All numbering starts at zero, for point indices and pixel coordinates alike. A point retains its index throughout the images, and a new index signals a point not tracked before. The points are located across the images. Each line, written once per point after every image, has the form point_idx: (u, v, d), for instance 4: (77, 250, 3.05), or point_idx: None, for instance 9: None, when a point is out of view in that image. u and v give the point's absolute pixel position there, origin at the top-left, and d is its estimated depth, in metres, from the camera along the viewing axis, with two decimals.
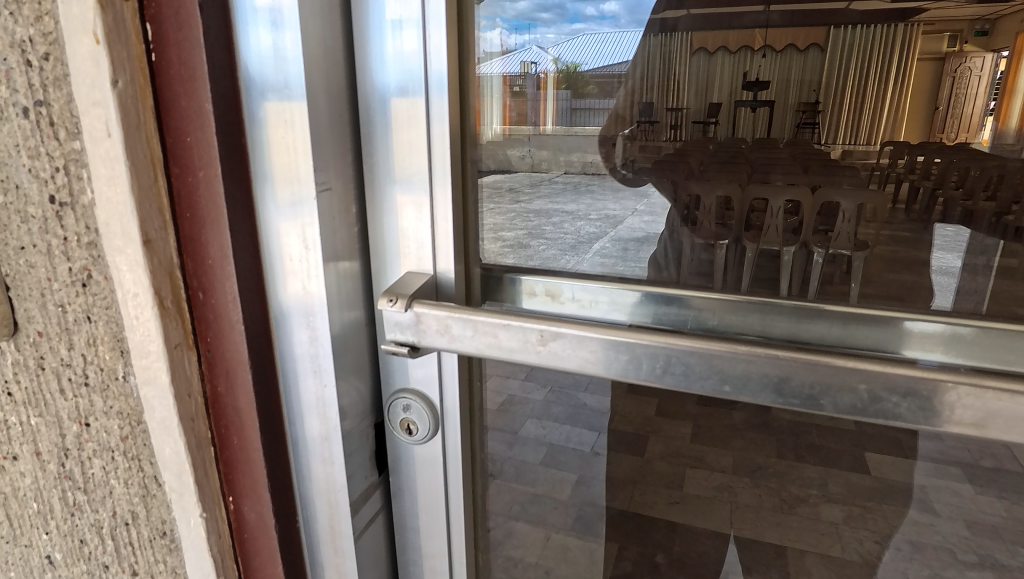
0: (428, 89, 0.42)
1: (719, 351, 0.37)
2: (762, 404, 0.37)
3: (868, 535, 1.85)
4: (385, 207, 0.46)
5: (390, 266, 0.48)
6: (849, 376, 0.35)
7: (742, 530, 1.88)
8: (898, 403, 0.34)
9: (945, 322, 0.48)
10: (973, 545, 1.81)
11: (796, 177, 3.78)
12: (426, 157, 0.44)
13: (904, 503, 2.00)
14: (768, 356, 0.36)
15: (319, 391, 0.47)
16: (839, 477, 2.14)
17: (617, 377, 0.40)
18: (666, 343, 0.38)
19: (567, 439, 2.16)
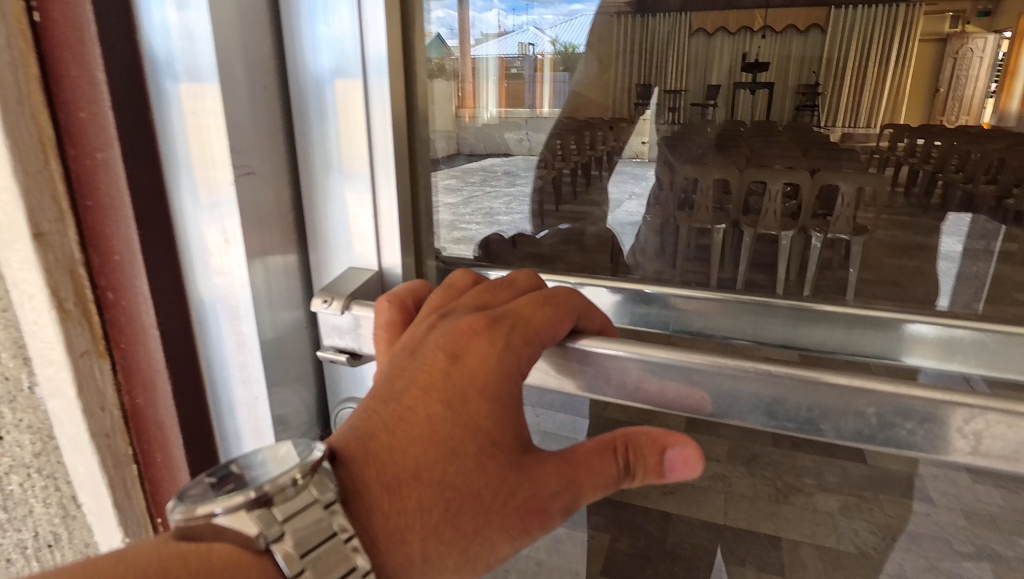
0: (368, 71, 0.45)
1: (698, 363, 0.41)
2: (757, 425, 0.40)
3: (862, 525, 2.03)
4: (326, 194, 0.49)
5: (333, 258, 0.51)
6: (860, 396, 0.37)
7: (735, 519, 2.07)
8: (912, 430, 0.36)
9: (925, 326, 0.55)
10: (968, 535, 1.99)
11: (794, 161, 3.74)
12: (365, 140, 0.47)
13: (899, 492, 2.13)
14: (765, 374, 0.39)
15: (248, 396, 0.46)
16: (833, 466, 2.27)
17: (594, 391, 0.45)
18: (626, 351, 0.43)
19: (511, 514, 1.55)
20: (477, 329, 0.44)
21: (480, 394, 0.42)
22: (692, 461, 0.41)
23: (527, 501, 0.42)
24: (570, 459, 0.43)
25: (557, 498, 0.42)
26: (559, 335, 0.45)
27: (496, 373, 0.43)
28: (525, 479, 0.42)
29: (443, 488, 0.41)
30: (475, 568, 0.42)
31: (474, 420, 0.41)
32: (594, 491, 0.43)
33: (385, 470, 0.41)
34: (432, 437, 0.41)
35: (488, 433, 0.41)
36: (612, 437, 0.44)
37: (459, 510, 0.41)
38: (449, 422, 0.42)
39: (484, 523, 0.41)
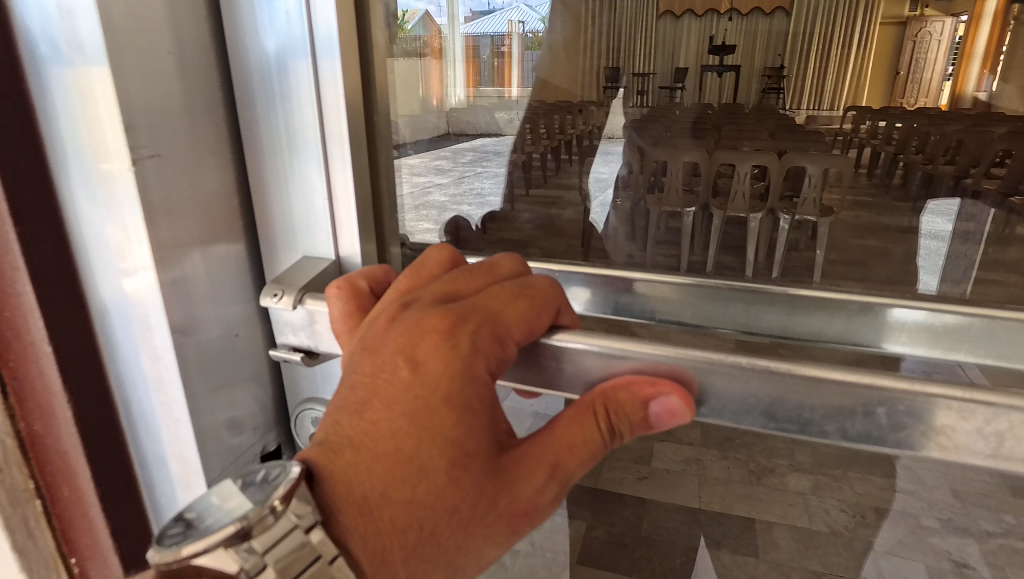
0: (318, 52, 0.45)
1: (685, 361, 0.39)
2: (753, 428, 0.39)
3: (835, 505, 2.13)
4: (280, 176, 0.49)
5: (286, 244, 0.51)
6: (864, 396, 0.36)
7: (711, 503, 2.14)
8: (919, 431, 0.35)
9: (914, 312, 0.53)
10: (937, 512, 2.11)
11: (762, 142, 3.76)
12: (317, 122, 0.47)
13: (869, 469, 2.30)
14: (760, 374, 0.37)
15: (170, 406, 0.45)
16: (805, 446, 2.40)
17: (564, 390, 0.43)
18: (599, 345, 0.41)
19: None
20: (438, 328, 0.39)
21: (449, 400, 0.37)
22: (680, 407, 0.37)
23: (513, 509, 0.38)
24: (549, 446, 0.39)
25: (547, 496, 0.39)
26: (537, 325, 0.42)
27: (464, 376, 0.38)
28: (507, 486, 0.38)
29: (414, 507, 0.37)
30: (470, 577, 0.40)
31: (441, 436, 0.37)
32: (584, 469, 0.40)
33: (353, 492, 0.37)
34: (397, 454, 0.37)
35: (461, 447, 0.37)
36: (587, 400, 0.39)
37: (439, 529, 0.37)
38: (416, 434, 0.37)
39: (467, 536, 0.38)
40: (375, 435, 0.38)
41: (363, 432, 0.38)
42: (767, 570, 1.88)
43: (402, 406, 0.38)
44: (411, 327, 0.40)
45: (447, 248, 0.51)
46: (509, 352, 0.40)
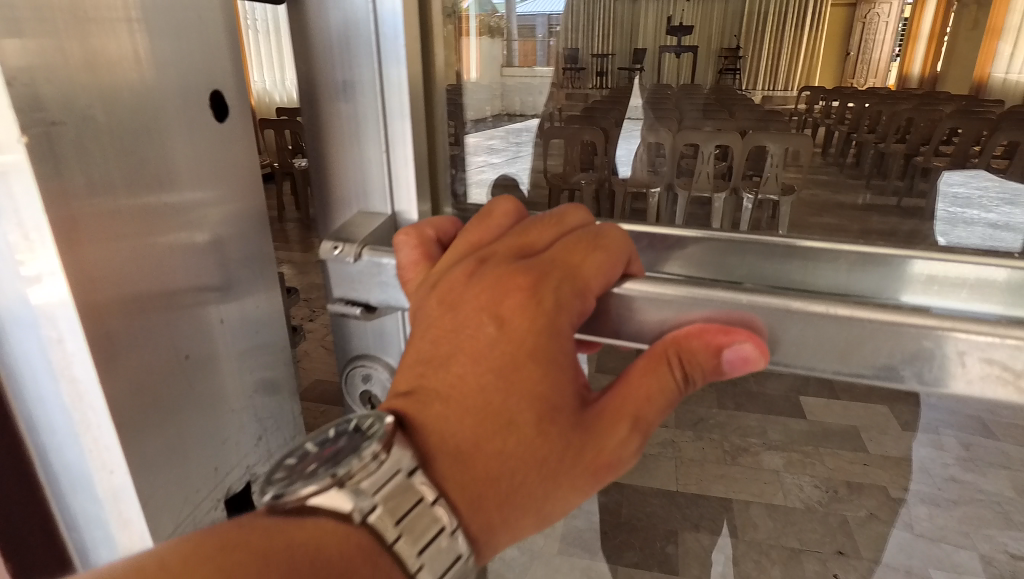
0: (384, 31, 0.62)
1: (757, 309, 0.47)
2: (829, 371, 0.47)
3: (807, 480, 2.18)
4: (354, 129, 0.66)
5: (359, 185, 0.68)
6: (933, 337, 0.43)
7: (688, 485, 2.14)
8: (991, 373, 0.42)
9: (944, 263, 0.58)
10: (905, 482, 2.19)
11: (724, 122, 3.77)
12: (380, 86, 0.64)
13: (838, 444, 2.39)
14: (841, 321, 0.45)
15: (84, 396, 0.50)
16: (776, 424, 2.49)
17: (630, 339, 0.51)
18: (662, 291, 0.49)
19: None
20: (523, 284, 0.46)
21: (532, 351, 0.43)
22: (754, 355, 0.44)
23: (602, 460, 0.43)
24: (631, 397, 0.43)
25: (629, 446, 0.43)
26: (608, 278, 0.49)
27: (544, 328, 0.44)
28: (596, 437, 0.42)
29: (504, 458, 0.41)
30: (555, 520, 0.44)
31: (537, 387, 0.42)
32: (662, 419, 0.45)
33: (460, 440, 0.42)
34: (485, 406, 0.42)
35: (555, 398, 0.43)
36: (658, 352, 0.45)
37: (537, 476, 0.42)
38: (505, 384, 0.43)
39: (554, 486, 0.42)
40: (469, 384, 0.43)
41: (458, 381, 0.44)
42: (747, 549, 1.89)
43: (491, 358, 0.43)
44: (499, 286, 0.46)
45: (511, 200, 0.57)
46: (586, 306, 0.48)
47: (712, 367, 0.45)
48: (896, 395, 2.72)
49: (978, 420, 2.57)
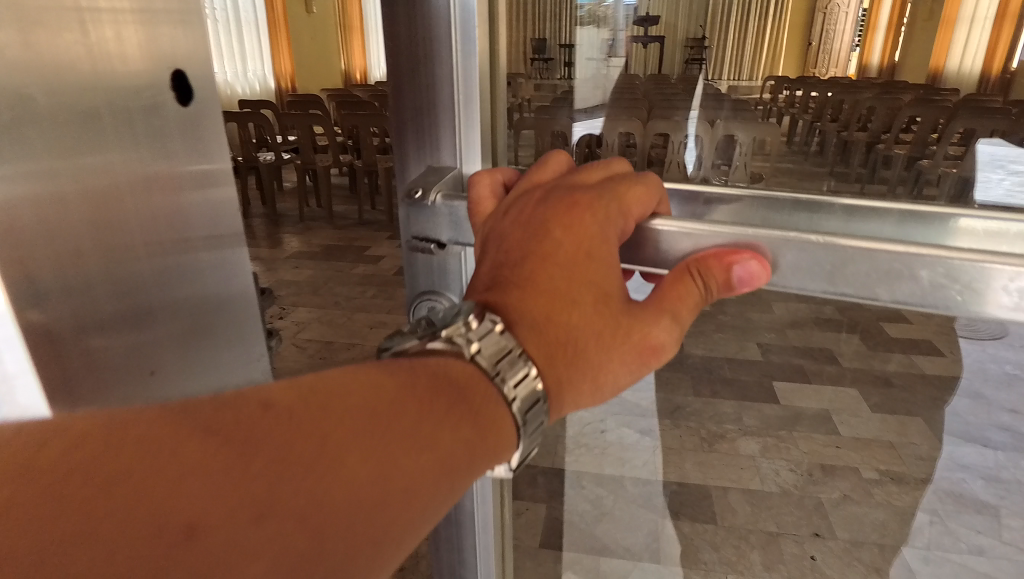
0: (463, 14, 0.67)
1: (762, 237, 0.57)
2: (815, 290, 0.58)
3: (783, 464, 2.21)
4: (432, 108, 0.70)
5: (435, 162, 0.72)
6: (911, 262, 0.53)
7: (667, 474, 2.16)
8: (952, 289, 0.52)
9: (984, 219, 0.58)
10: (877, 464, 2.23)
11: (693, 111, 3.78)
12: (456, 65, 0.68)
13: (811, 427, 2.43)
14: (828, 247, 0.55)
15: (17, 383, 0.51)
16: (751, 410, 2.54)
17: (655, 267, 0.61)
18: (688, 226, 0.59)
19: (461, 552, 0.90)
20: (586, 201, 0.57)
21: (594, 249, 0.55)
22: (757, 271, 0.56)
23: (647, 341, 0.54)
24: (669, 296, 0.55)
25: (665, 332, 0.54)
26: (649, 206, 0.61)
27: (604, 234, 0.56)
28: (640, 323, 0.53)
29: (573, 330, 0.52)
30: (602, 392, 0.54)
31: (598, 279, 0.54)
32: (692, 320, 0.56)
33: (539, 317, 0.51)
34: (559, 288, 0.52)
35: (611, 290, 0.54)
36: (687, 264, 0.57)
37: (598, 350, 0.52)
38: (575, 270, 0.53)
39: (607, 358, 0.53)
40: (544, 270, 0.54)
41: (536, 268, 0.54)
42: (726, 535, 1.91)
43: (563, 252, 0.54)
44: (564, 205, 0.57)
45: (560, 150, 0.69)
46: (628, 228, 0.59)
47: (729, 277, 0.57)
48: (865, 378, 2.79)
49: (943, 401, 2.65)
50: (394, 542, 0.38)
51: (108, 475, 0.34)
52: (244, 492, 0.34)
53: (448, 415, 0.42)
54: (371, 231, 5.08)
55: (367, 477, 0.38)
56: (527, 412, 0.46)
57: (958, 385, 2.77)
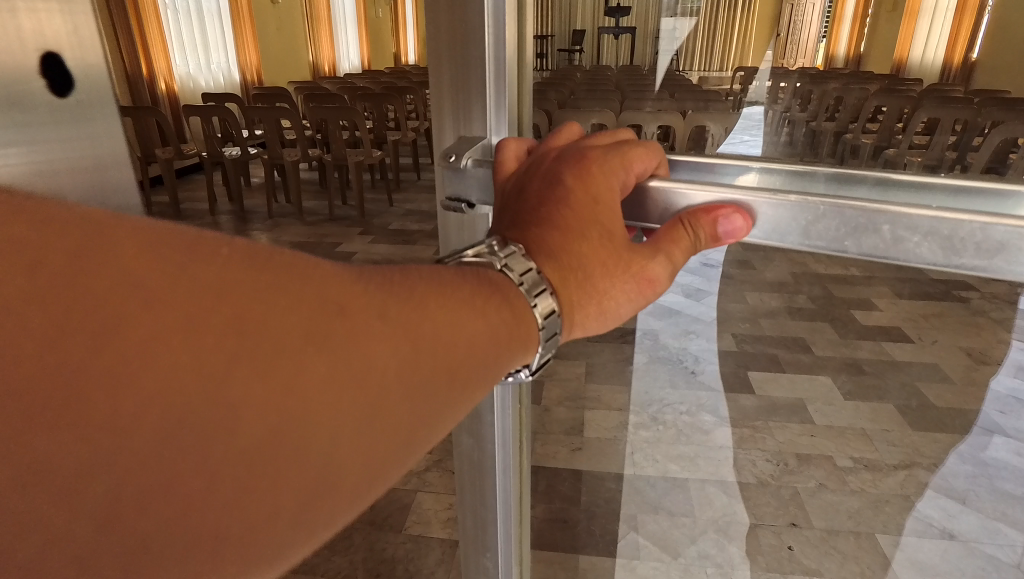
0: None
1: (753, 197, 0.59)
2: (793, 244, 0.59)
3: (759, 455, 2.22)
4: (465, 83, 0.72)
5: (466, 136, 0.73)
6: (876, 217, 0.55)
7: (645, 468, 2.14)
8: (918, 242, 0.54)
9: None
10: (850, 452, 2.25)
11: (665, 103, 3.78)
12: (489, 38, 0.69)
13: (786, 417, 2.45)
14: (799, 202, 0.57)
15: None
16: (727, 400, 2.54)
17: (646, 221, 0.62)
18: (681, 184, 0.61)
19: (484, 498, 0.96)
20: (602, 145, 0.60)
21: (610, 184, 0.57)
22: (739, 223, 0.59)
23: (646, 272, 0.55)
24: (663, 238, 0.57)
25: (661, 270, 0.56)
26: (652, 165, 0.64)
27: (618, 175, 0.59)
28: (641, 259, 0.55)
29: (583, 256, 0.53)
30: (599, 322, 0.55)
31: (601, 217, 0.55)
32: (682, 262, 0.58)
33: (550, 248, 0.52)
34: (577, 214, 0.54)
35: (615, 225, 0.55)
36: (678, 216, 0.60)
37: (603, 276, 0.53)
38: (593, 200, 0.55)
39: (611, 287, 0.54)
40: (564, 196, 0.55)
41: (557, 194, 0.56)
42: (705, 528, 1.90)
43: (583, 182, 0.56)
44: (574, 157, 0.58)
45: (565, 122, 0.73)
46: (628, 181, 0.60)
47: (714, 232, 0.59)
48: (837, 365, 2.83)
49: (914, 386, 2.68)
50: (463, 384, 0.43)
51: (267, 249, 0.36)
52: (369, 292, 0.39)
53: (503, 299, 0.47)
54: (342, 227, 4.99)
55: (457, 315, 0.43)
56: (547, 316, 0.49)
57: (927, 371, 2.81)
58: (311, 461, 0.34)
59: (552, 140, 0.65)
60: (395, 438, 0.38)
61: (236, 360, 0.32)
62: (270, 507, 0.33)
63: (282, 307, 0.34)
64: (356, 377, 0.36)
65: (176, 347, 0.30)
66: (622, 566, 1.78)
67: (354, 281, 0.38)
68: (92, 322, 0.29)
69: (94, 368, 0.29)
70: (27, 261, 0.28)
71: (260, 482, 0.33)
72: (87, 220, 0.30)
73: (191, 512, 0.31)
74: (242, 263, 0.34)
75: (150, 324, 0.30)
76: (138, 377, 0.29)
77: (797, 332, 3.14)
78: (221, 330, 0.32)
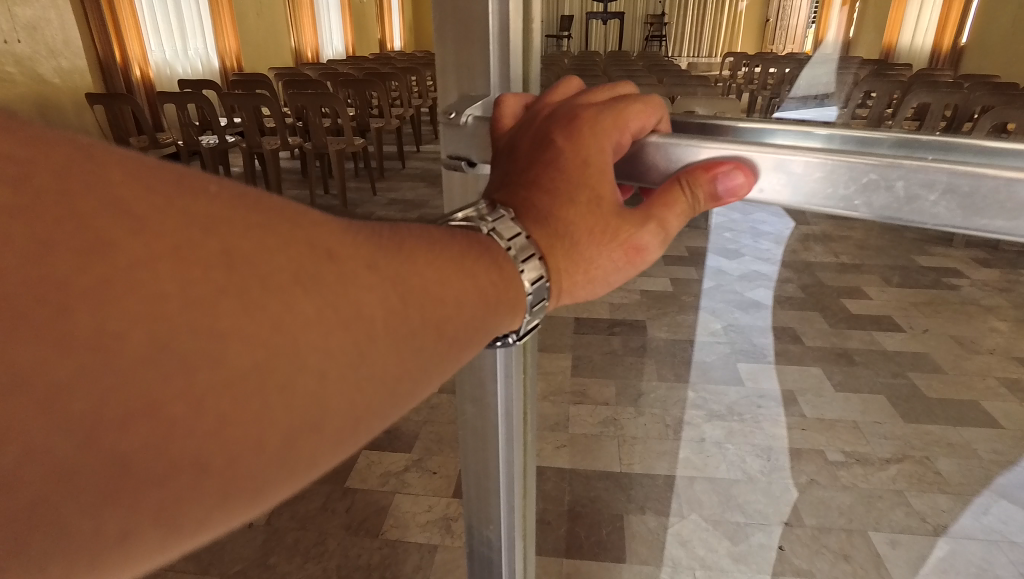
0: None
1: (756, 154, 0.59)
2: (800, 204, 0.59)
3: (748, 449, 2.16)
4: (473, 45, 0.73)
5: (471, 99, 0.75)
6: (889, 172, 0.54)
7: (632, 465, 2.08)
8: (937, 202, 0.53)
9: None
10: (840, 444, 2.19)
11: (653, 87, 3.68)
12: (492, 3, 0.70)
13: (775, 410, 2.38)
14: (808, 159, 0.57)
15: None
16: (715, 393, 2.48)
17: (647, 180, 0.63)
18: (681, 141, 0.61)
19: (487, 467, 0.93)
20: (595, 107, 0.61)
21: (600, 150, 0.59)
22: (739, 183, 0.58)
23: (632, 240, 0.58)
24: (657, 201, 0.59)
25: (650, 235, 0.59)
26: (654, 121, 0.64)
27: (609, 142, 0.60)
28: (627, 225, 0.58)
29: (569, 224, 0.57)
30: (590, 284, 0.59)
31: (591, 179, 0.58)
32: (678, 227, 0.60)
33: (539, 213, 0.57)
34: (564, 183, 0.57)
35: (604, 192, 0.58)
36: (676, 175, 0.60)
37: (590, 243, 0.57)
38: (582, 168, 0.58)
39: (597, 253, 0.57)
40: (556, 165, 0.58)
41: (549, 163, 0.58)
42: (693, 527, 1.84)
43: (571, 151, 0.58)
44: (566, 116, 0.61)
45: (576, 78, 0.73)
46: (623, 141, 0.61)
47: (712, 191, 0.59)
48: (827, 355, 2.79)
49: (904, 375, 2.64)
50: (447, 337, 0.46)
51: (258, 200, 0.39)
52: (357, 245, 0.42)
53: (489, 260, 0.52)
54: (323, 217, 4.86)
55: (442, 270, 0.47)
56: (534, 282, 0.54)
57: (919, 360, 2.75)
58: (294, 394, 0.37)
59: (548, 96, 0.68)
60: (379, 382, 0.41)
61: (225, 290, 0.35)
62: (253, 436, 0.36)
63: (275, 251, 0.37)
64: (341, 318, 0.39)
65: (171, 275, 0.33)
66: (672, 541, 1.80)
67: (346, 236, 0.42)
68: (91, 246, 0.32)
69: (90, 286, 0.31)
70: (32, 188, 0.31)
71: (245, 412, 0.35)
72: (94, 157, 0.34)
73: (182, 434, 0.33)
74: (236, 208, 0.37)
75: (157, 255, 0.33)
76: (143, 304, 0.32)
77: (787, 321, 3.08)
78: (212, 263, 0.34)
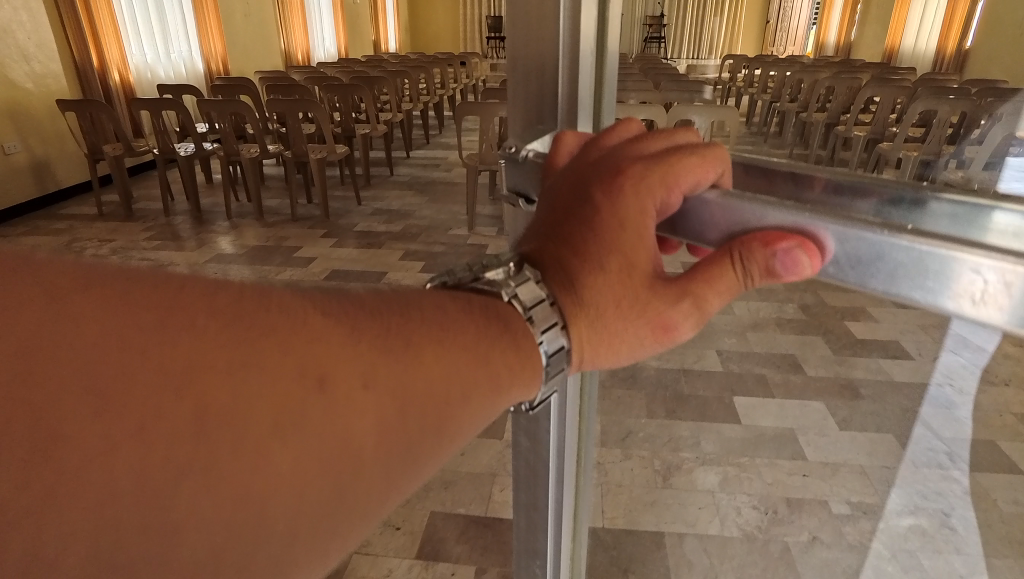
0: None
1: (824, 224, 0.43)
2: (876, 290, 0.42)
3: (745, 501, 1.96)
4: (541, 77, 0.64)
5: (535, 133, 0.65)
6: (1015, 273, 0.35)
7: (616, 520, 1.88)
8: None
9: None
10: (845, 495, 1.99)
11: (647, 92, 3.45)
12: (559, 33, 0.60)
13: (774, 453, 2.18)
14: (889, 235, 0.40)
15: None
16: (710, 432, 2.29)
17: (696, 237, 0.50)
18: (745, 201, 0.47)
19: (535, 509, 0.81)
20: (639, 160, 0.48)
21: (638, 211, 0.46)
22: (800, 259, 0.42)
23: (661, 316, 0.46)
24: (697, 276, 0.46)
25: (685, 317, 0.47)
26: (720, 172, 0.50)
27: (650, 201, 0.47)
28: (656, 302, 0.46)
29: (590, 298, 0.45)
30: (613, 361, 0.48)
31: (625, 243, 0.46)
32: (717, 306, 0.47)
33: (566, 277, 0.46)
34: (584, 249, 0.46)
35: (636, 258, 0.46)
36: (730, 242, 0.46)
37: (615, 317, 0.46)
38: (613, 233, 0.46)
39: (622, 329, 0.46)
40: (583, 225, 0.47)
41: (576, 223, 0.47)
42: None
43: (601, 212, 0.47)
44: (609, 169, 0.49)
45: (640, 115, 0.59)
46: (670, 202, 0.48)
47: (770, 265, 0.44)
48: (832, 387, 2.60)
49: (914, 411, 2.43)
50: (453, 440, 0.40)
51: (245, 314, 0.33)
52: (355, 356, 0.36)
53: (506, 339, 0.42)
54: (303, 228, 4.67)
55: (455, 369, 0.39)
56: (553, 353, 0.44)
57: (930, 393, 2.53)
58: (263, 560, 0.33)
59: (606, 137, 0.55)
60: (370, 512, 0.37)
61: (196, 457, 0.30)
62: None
63: (249, 395, 0.32)
64: (325, 458, 0.33)
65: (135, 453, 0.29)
66: None
67: (344, 346, 0.35)
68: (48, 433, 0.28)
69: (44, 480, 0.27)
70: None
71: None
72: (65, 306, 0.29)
73: None
74: (218, 342, 0.32)
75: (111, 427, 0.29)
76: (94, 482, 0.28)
77: (788, 347, 2.88)
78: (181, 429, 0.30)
